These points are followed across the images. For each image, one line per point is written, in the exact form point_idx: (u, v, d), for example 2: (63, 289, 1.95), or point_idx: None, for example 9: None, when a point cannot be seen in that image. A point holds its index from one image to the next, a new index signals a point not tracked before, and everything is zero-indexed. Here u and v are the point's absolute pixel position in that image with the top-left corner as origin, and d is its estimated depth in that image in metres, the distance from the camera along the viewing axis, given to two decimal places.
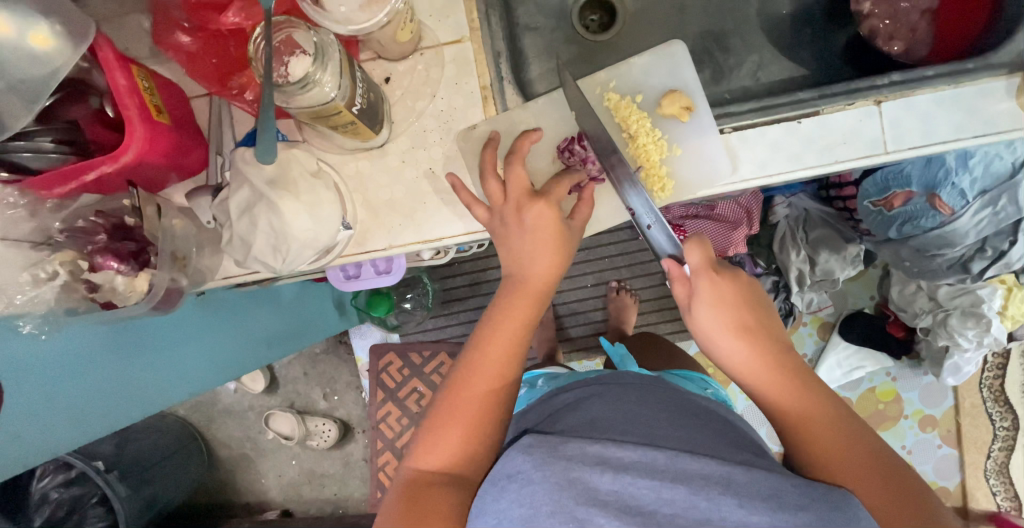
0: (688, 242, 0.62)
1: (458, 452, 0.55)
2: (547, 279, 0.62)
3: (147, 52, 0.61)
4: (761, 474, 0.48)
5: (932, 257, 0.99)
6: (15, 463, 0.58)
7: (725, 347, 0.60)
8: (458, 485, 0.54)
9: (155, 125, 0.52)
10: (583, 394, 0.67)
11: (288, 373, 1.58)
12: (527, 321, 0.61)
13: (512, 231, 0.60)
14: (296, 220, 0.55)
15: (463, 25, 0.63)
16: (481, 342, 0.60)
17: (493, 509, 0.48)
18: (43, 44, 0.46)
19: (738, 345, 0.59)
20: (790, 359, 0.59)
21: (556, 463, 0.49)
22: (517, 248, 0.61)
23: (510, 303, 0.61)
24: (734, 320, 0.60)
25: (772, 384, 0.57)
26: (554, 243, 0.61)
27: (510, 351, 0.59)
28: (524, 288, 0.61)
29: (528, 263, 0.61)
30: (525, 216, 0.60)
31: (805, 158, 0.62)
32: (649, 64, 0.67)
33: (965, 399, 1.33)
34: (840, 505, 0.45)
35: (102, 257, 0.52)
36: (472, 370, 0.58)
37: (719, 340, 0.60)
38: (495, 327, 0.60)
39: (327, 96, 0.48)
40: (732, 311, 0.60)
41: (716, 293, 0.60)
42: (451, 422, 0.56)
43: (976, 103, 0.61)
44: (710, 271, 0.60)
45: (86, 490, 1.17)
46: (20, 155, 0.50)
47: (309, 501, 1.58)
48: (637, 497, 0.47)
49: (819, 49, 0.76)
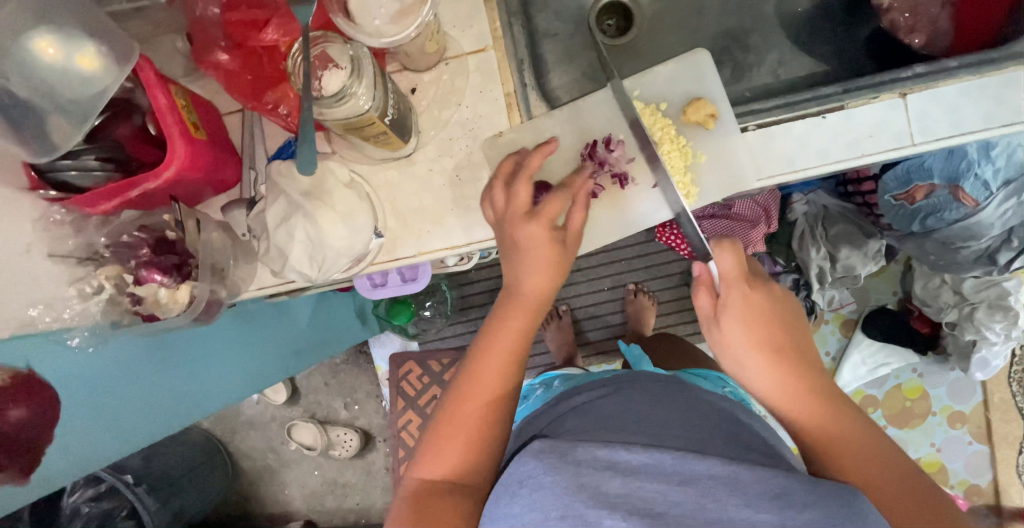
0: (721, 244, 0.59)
1: (462, 462, 0.55)
2: (543, 293, 0.60)
3: (182, 71, 0.63)
4: (768, 472, 0.47)
5: (957, 250, 0.98)
6: (63, 472, 0.60)
7: (754, 365, 0.57)
8: (464, 493, 0.54)
9: (194, 142, 0.54)
10: (594, 393, 0.67)
11: (309, 383, 1.59)
12: (522, 333, 0.59)
13: (509, 247, 0.60)
14: (332, 229, 0.56)
15: (486, 34, 0.64)
16: (473, 356, 0.59)
17: (506, 513, 0.49)
18: (89, 66, 0.48)
19: (770, 364, 0.57)
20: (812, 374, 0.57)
21: (565, 468, 0.49)
22: (515, 261, 0.60)
23: (506, 316, 0.60)
24: (764, 337, 0.58)
25: (801, 405, 0.55)
26: (552, 253, 0.58)
27: (509, 362, 0.58)
28: (519, 302, 0.59)
29: (521, 277, 0.59)
30: (517, 235, 0.58)
31: (832, 153, 0.62)
32: (673, 73, 0.67)
33: (994, 395, 1.31)
34: (856, 507, 0.44)
35: (147, 270, 0.54)
36: (470, 383, 0.58)
37: (751, 361, 0.58)
38: (491, 342, 0.59)
39: (362, 108, 0.49)
40: (760, 330, 0.58)
41: (747, 306, 0.58)
42: (450, 435, 0.56)
43: (1003, 93, 0.61)
44: (732, 279, 0.59)
45: (115, 503, 1.20)
46: (67, 173, 0.51)
47: (333, 510, 1.59)
48: (646, 499, 0.47)
49: (839, 45, 0.76)
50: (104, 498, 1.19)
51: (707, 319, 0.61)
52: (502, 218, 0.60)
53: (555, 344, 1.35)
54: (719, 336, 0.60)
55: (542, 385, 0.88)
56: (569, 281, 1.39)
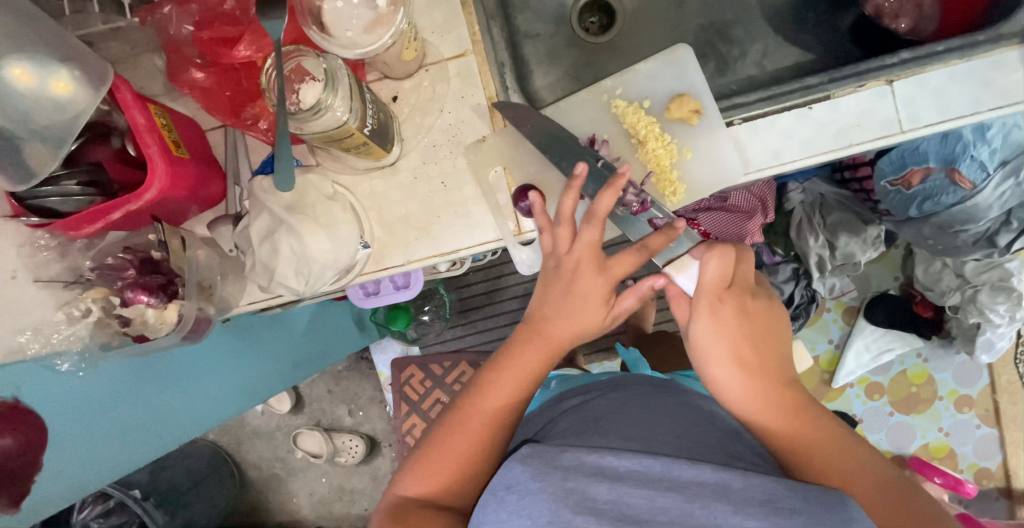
0: (709, 253, 0.55)
1: (448, 482, 0.54)
2: (571, 340, 0.56)
3: (163, 90, 0.63)
4: (757, 478, 0.48)
5: (956, 234, 0.97)
6: (60, 496, 0.61)
7: (727, 383, 0.55)
8: (445, 512, 0.52)
9: (175, 161, 0.53)
10: (585, 399, 0.67)
11: (312, 391, 1.59)
12: (537, 372, 0.57)
13: (562, 278, 0.55)
14: (315, 242, 0.56)
15: (465, 38, 0.64)
16: (483, 386, 0.56)
17: (493, 519, 0.48)
18: (64, 90, 0.48)
19: (742, 380, 0.54)
20: (783, 382, 0.55)
21: (553, 473, 0.49)
22: (552, 299, 0.56)
23: (522, 347, 0.57)
24: (737, 350, 0.55)
25: (776, 417, 0.53)
26: (599, 307, 0.55)
27: (516, 399, 0.56)
28: (542, 339, 0.56)
29: (553, 318, 0.56)
30: (577, 278, 0.54)
31: (819, 144, 0.61)
32: (656, 70, 0.67)
33: (1001, 377, 1.30)
34: (836, 506, 0.45)
35: (133, 292, 0.54)
36: (470, 411, 0.56)
37: (726, 379, 0.55)
38: (504, 374, 0.56)
39: (339, 120, 0.49)
40: (733, 345, 0.55)
41: (717, 320, 0.55)
42: (439, 458, 0.54)
43: (990, 76, 0.60)
44: (707, 294, 0.55)
45: (125, 518, 1.21)
46: (49, 200, 0.51)
47: (342, 517, 1.60)
48: (633, 506, 0.46)
49: (824, 32, 0.75)
50: (114, 514, 1.21)
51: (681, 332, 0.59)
52: (563, 257, 0.56)
53: None
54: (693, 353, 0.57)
55: (537, 385, 0.87)
56: None
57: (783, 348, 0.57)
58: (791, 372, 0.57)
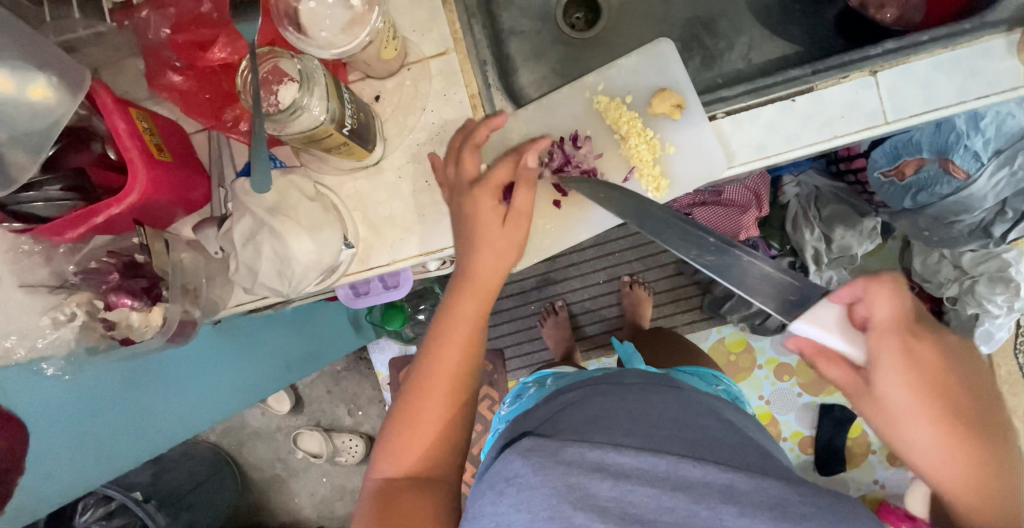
0: (875, 285, 0.48)
1: (423, 456, 0.54)
2: (497, 273, 0.57)
3: (146, 94, 0.63)
4: (765, 481, 0.49)
5: (951, 224, 0.96)
6: (53, 497, 0.61)
7: (923, 441, 0.46)
8: (426, 488, 0.53)
9: (157, 164, 0.54)
10: (582, 394, 0.66)
11: (311, 392, 1.60)
12: (478, 318, 0.57)
13: (465, 220, 0.57)
14: (298, 244, 0.55)
15: (447, 37, 0.64)
16: (431, 346, 0.56)
17: (491, 512, 0.49)
18: (41, 95, 0.48)
19: (943, 439, 0.45)
20: (998, 450, 0.45)
21: (555, 468, 0.50)
22: (463, 235, 0.57)
23: (458, 298, 0.57)
24: (937, 402, 0.46)
25: (978, 486, 0.44)
26: (504, 228, 0.56)
27: (462, 351, 0.56)
28: (473, 284, 0.57)
29: (472, 257, 0.57)
30: (467, 202, 0.57)
31: (803, 136, 0.61)
32: (637, 65, 0.67)
33: (1001, 368, 1.29)
34: (840, 509, 0.47)
35: (116, 296, 0.54)
36: (424, 375, 0.55)
37: (917, 438, 0.46)
38: (446, 327, 0.56)
39: (317, 120, 0.49)
40: (931, 396, 0.46)
41: (914, 365, 0.46)
42: (409, 429, 0.55)
43: (977, 64, 0.59)
44: (886, 333, 0.47)
45: (127, 520, 1.22)
46: (32, 205, 0.51)
47: (344, 516, 1.61)
48: (636, 504, 0.48)
49: (810, 24, 0.74)
50: (116, 516, 1.22)
51: (850, 387, 0.50)
52: (456, 190, 0.59)
53: (552, 341, 1.33)
54: (873, 405, 0.48)
55: (534, 383, 0.88)
56: (563, 277, 1.39)
57: (992, 410, 0.47)
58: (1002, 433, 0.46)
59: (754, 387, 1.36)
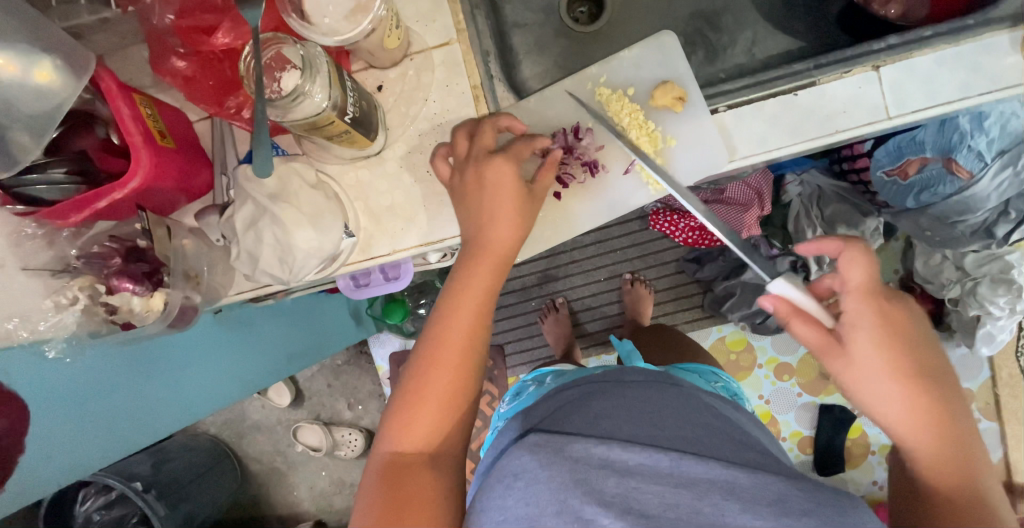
0: (848, 254, 0.54)
1: (432, 431, 0.54)
2: (510, 242, 0.58)
3: (150, 81, 0.63)
4: (765, 478, 0.49)
5: (954, 225, 0.96)
6: (47, 482, 0.60)
7: (881, 390, 0.51)
8: (435, 463, 0.53)
9: (160, 150, 0.54)
10: (586, 390, 0.66)
11: (311, 385, 1.60)
12: (492, 288, 0.58)
13: (469, 187, 0.58)
14: (300, 231, 0.56)
15: (450, 27, 0.64)
16: (444, 318, 0.57)
17: (500, 505, 0.50)
18: (46, 79, 0.48)
19: (900, 391, 0.51)
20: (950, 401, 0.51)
21: (561, 464, 0.50)
22: (475, 207, 0.58)
23: (472, 269, 0.57)
24: (899, 361, 0.51)
25: (924, 436, 0.50)
26: (512, 194, 0.58)
27: (475, 320, 0.57)
28: (484, 253, 0.58)
29: (485, 226, 0.58)
30: (484, 171, 0.58)
31: (804, 131, 0.61)
32: (640, 57, 0.67)
33: (1002, 370, 1.29)
34: (845, 506, 0.47)
35: (118, 279, 0.55)
36: (436, 344, 0.56)
37: (881, 391, 0.51)
38: (459, 300, 0.57)
39: (318, 107, 0.49)
40: (897, 353, 0.51)
41: (880, 324, 0.52)
42: (420, 402, 0.54)
43: (979, 60, 0.59)
44: (862, 295, 0.53)
45: (126, 510, 1.23)
46: (35, 188, 0.52)
47: (342, 510, 1.61)
48: (641, 500, 0.48)
49: (813, 19, 0.74)
50: (116, 506, 1.23)
51: (820, 347, 0.54)
52: (464, 165, 0.59)
53: (552, 337, 1.33)
54: (844, 362, 0.53)
55: (534, 381, 0.88)
56: (564, 274, 1.39)
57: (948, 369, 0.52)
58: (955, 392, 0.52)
59: (754, 387, 1.35)
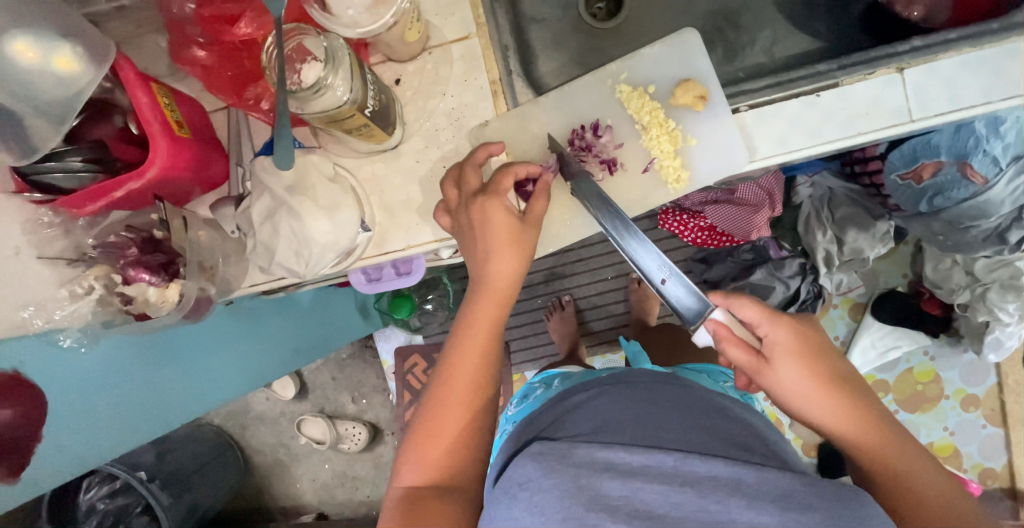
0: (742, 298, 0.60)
1: (448, 461, 0.54)
2: (513, 278, 0.58)
3: (167, 70, 0.63)
4: (771, 473, 0.50)
5: (967, 230, 0.95)
6: (59, 470, 0.61)
7: (805, 393, 0.56)
8: (452, 494, 0.53)
9: (178, 139, 0.53)
10: (591, 397, 0.66)
11: (316, 378, 1.60)
12: (497, 324, 0.58)
13: (476, 230, 0.57)
14: (315, 225, 0.55)
15: (469, 21, 0.63)
16: (450, 357, 0.57)
17: (506, 516, 0.49)
18: (66, 66, 0.48)
19: (816, 392, 0.56)
20: (854, 396, 0.57)
21: (565, 470, 0.50)
22: (476, 250, 0.58)
23: (476, 307, 0.58)
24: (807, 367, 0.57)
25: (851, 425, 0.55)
26: (516, 236, 0.58)
27: (483, 354, 0.57)
28: (488, 291, 0.58)
29: (486, 265, 0.57)
30: (478, 212, 0.57)
31: (826, 132, 0.60)
32: (661, 54, 0.66)
33: (1009, 376, 1.28)
34: (853, 500, 0.47)
35: (135, 270, 0.54)
36: (446, 385, 0.56)
37: (805, 400, 0.56)
38: (465, 335, 0.57)
39: (339, 99, 0.49)
40: (808, 363, 0.57)
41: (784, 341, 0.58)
42: (433, 438, 0.55)
43: (1005, 64, 0.58)
44: (771, 322, 0.58)
45: (130, 499, 1.23)
46: (53, 176, 0.52)
47: (344, 503, 1.61)
48: (647, 502, 0.48)
49: (834, 20, 0.73)
50: (119, 495, 1.22)
51: (751, 367, 0.59)
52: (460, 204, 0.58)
53: (558, 336, 1.33)
54: (772, 377, 0.58)
55: (542, 384, 0.88)
56: (571, 271, 1.38)
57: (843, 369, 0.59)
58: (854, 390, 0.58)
59: None
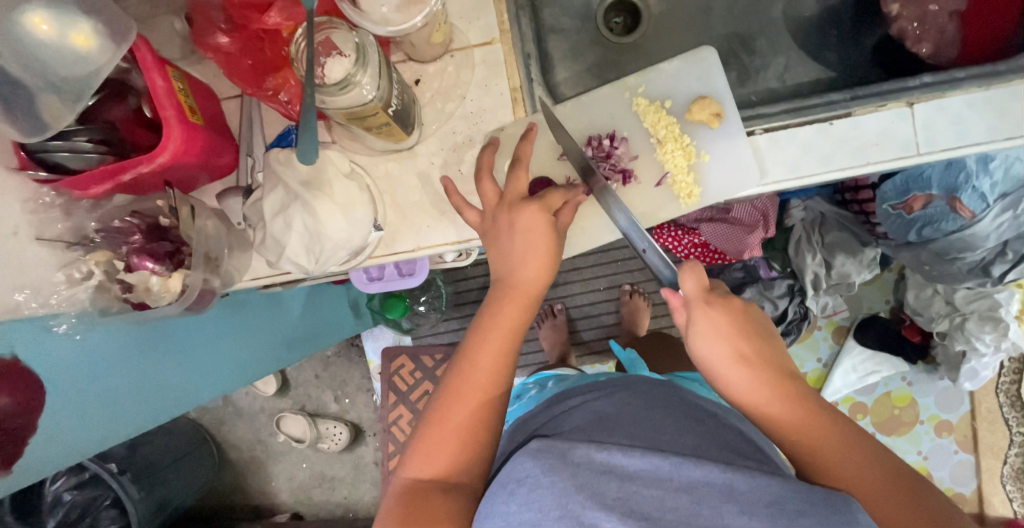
0: (682, 268, 0.62)
1: (456, 456, 0.54)
2: (541, 281, 0.59)
3: (180, 54, 0.61)
4: (762, 480, 0.48)
5: (953, 261, 0.97)
6: (50, 461, 0.57)
7: (734, 380, 0.57)
8: (455, 491, 0.52)
9: (190, 126, 0.52)
10: (586, 398, 0.66)
11: (299, 375, 1.57)
12: (519, 325, 0.58)
13: (508, 232, 0.58)
14: (330, 221, 0.55)
15: (493, 26, 0.63)
16: (472, 353, 0.57)
17: (502, 510, 0.48)
18: (84, 44, 0.46)
19: (743, 375, 0.57)
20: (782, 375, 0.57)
21: (565, 469, 0.50)
22: (506, 251, 0.58)
23: (500, 307, 0.58)
24: (731, 351, 0.58)
25: (781, 406, 0.55)
26: (547, 245, 0.58)
27: (502, 355, 0.57)
28: (513, 291, 0.58)
29: (520, 267, 0.58)
30: (517, 218, 0.58)
31: (837, 159, 0.62)
32: (679, 70, 0.68)
33: (981, 404, 1.32)
34: (840, 504, 0.45)
35: (138, 257, 0.53)
36: (461, 381, 0.56)
37: (731, 379, 0.57)
38: (483, 338, 0.57)
39: (364, 98, 0.48)
40: (730, 341, 0.58)
41: (710, 323, 0.59)
42: (441, 432, 0.54)
43: (1008, 105, 0.60)
44: (703, 305, 0.60)
45: (98, 492, 1.17)
46: (58, 155, 0.50)
47: (320, 503, 1.58)
48: (641, 503, 0.47)
49: (846, 50, 0.75)
50: (87, 486, 1.16)
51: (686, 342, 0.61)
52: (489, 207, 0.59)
53: (548, 343, 1.34)
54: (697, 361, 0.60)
55: (535, 385, 0.87)
56: (565, 280, 1.39)
57: (782, 345, 0.61)
58: (792, 367, 0.59)
59: None
